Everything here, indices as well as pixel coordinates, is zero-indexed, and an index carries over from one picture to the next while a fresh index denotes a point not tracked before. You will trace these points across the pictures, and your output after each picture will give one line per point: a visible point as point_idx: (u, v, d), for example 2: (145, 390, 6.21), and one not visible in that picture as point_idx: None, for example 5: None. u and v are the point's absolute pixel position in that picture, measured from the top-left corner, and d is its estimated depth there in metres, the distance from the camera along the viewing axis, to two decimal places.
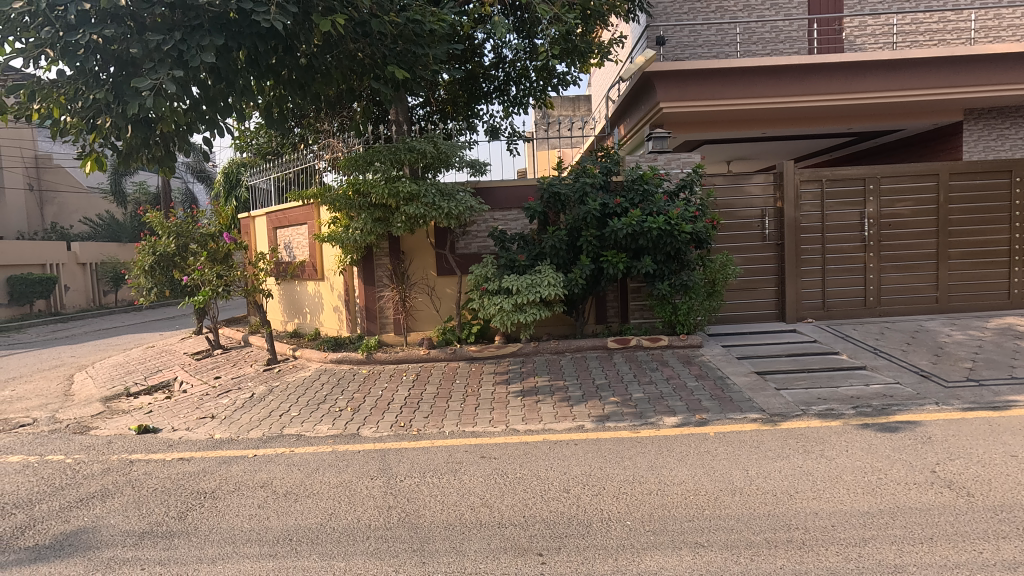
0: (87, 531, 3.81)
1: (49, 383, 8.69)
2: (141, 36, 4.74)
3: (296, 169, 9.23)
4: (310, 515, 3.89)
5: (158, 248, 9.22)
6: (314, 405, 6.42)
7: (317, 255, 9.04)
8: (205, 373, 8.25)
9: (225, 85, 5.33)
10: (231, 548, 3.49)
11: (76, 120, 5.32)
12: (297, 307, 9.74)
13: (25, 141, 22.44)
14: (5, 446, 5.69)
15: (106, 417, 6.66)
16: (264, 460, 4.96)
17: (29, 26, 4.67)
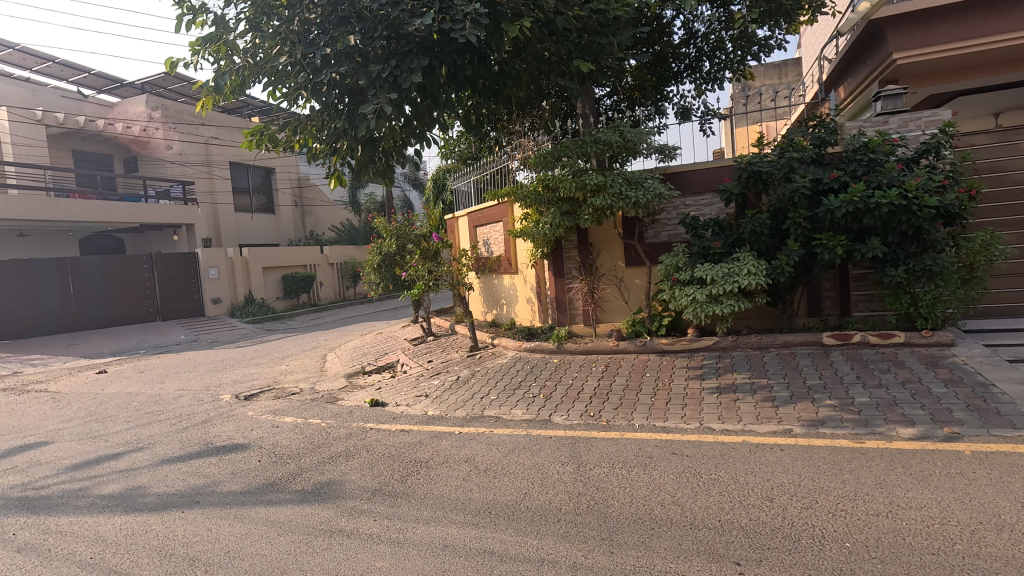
0: (335, 483, 4.66)
1: (311, 360, 10.83)
2: (366, 68, 5.53)
3: (492, 170, 9.95)
4: (506, 492, 4.19)
5: (384, 248, 10.78)
6: (510, 390, 6.88)
7: (512, 249, 9.63)
8: (420, 357, 9.41)
9: (431, 100, 5.94)
10: (441, 512, 3.94)
11: (324, 146, 6.45)
12: (495, 299, 10.52)
13: (292, 166, 28.08)
14: (282, 408, 7.26)
15: (348, 390, 8.05)
16: (467, 438, 5.48)
17: (291, 74, 5.80)
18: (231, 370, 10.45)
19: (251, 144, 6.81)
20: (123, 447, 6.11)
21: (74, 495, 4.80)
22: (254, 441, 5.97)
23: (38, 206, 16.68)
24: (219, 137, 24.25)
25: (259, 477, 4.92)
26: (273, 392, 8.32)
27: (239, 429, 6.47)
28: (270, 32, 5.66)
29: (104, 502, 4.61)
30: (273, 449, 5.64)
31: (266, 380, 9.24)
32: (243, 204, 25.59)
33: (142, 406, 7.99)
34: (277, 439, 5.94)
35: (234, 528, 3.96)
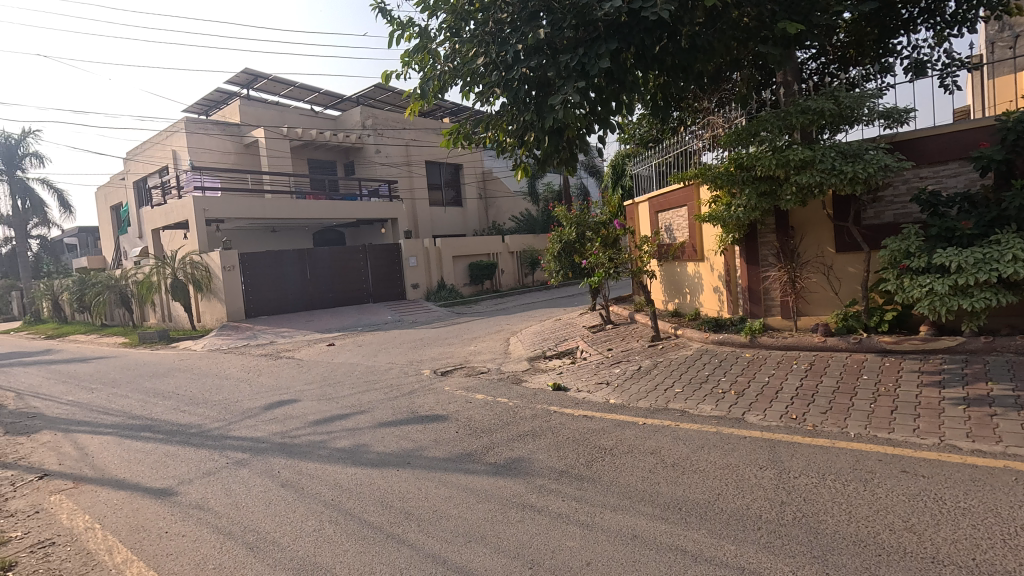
0: (524, 460, 4.92)
1: (496, 343, 11.56)
2: (555, 59, 5.64)
3: (676, 152, 9.65)
4: (698, 490, 3.99)
5: (564, 237, 10.96)
6: (696, 384, 6.53)
7: (698, 235, 9.11)
8: (600, 344, 9.43)
9: (618, 84, 5.84)
10: (630, 502, 3.91)
11: (512, 140, 6.69)
12: (678, 287, 10.06)
13: (477, 161, 30.12)
14: (474, 386, 7.88)
15: (531, 373, 8.43)
16: (652, 430, 5.34)
17: (485, 74, 6.14)
18: (429, 348, 11.66)
19: (449, 143, 7.31)
20: (350, 409, 7.22)
21: (317, 445, 5.81)
22: (451, 413, 6.58)
23: (286, 207, 20.40)
24: (417, 139, 27.01)
25: (458, 446, 5.41)
26: (465, 370, 9.08)
27: (438, 401, 7.18)
28: (467, 37, 6.09)
29: (338, 454, 5.50)
30: (468, 422, 6.15)
31: (458, 358, 10.11)
32: (436, 198, 28.22)
33: (362, 376, 9.33)
34: (471, 414, 6.47)
35: (439, 490, 4.43)
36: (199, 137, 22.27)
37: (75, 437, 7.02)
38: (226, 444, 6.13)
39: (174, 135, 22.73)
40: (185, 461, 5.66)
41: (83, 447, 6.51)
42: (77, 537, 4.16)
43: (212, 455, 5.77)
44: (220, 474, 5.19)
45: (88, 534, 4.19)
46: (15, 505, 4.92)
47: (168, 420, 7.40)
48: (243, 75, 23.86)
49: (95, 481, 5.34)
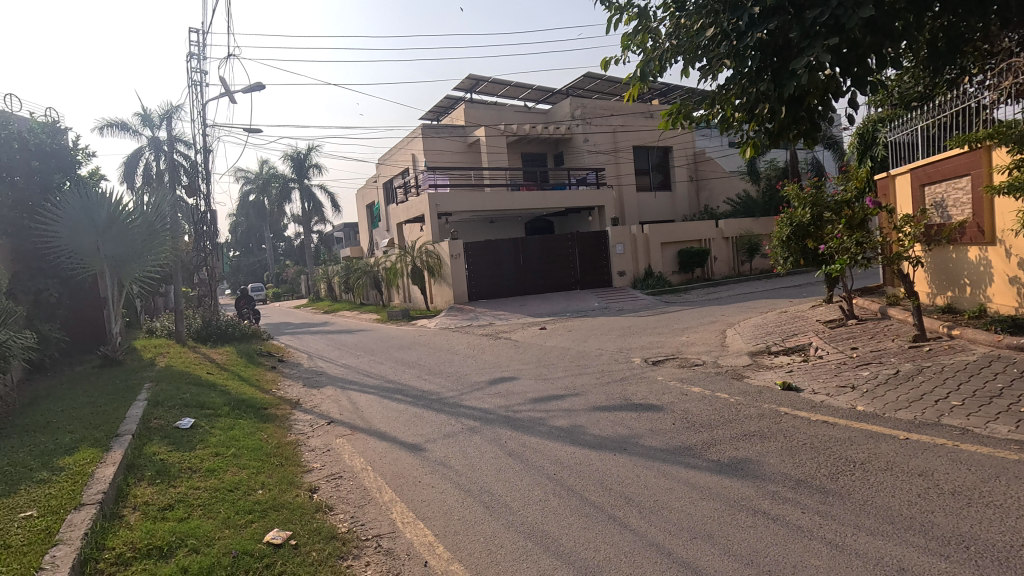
0: (752, 462, 4.54)
1: (711, 334, 10.88)
2: (800, 16, 4.97)
3: (957, 109, 7.95)
4: (994, 529, 3.20)
5: (795, 219, 9.66)
6: (984, 398, 5.23)
7: (987, 212, 7.32)
8: (840, 342, 8.19)
9: (882, 34, 4.91)
10: (892, 528, 3.33)
11: (741, 115, 6.01)
12: (951, 277, 8.21)
13: (688, 142, 28.57)
14: (689, 378, 7.54)
15: (754, 369, 7.73)
16: (919, 448, 4.46)
17: (711, 47, 5.67)
18: (638, 336, 11.51)
19: (667, 124, 6.72)
20: (565, 390, 7.52)
21: (537, 422, 6.19)
22: (667, 404, 6.40)
23: (502, 199, 22.03)
24: (625, 124, 26.73)
25: (676, 439, 5.24)
26: (678, 360, 8.74)
27: (652, 391, 7.05)
28: (693, 9, 5.77)
29: (557, 432, 5.78)
30: (685, 415, 5.91)
31: (670, 349, 9.77)
32: (644, 184, 27.59)
33: (574, 359, 9.65)
34: (688, 406, 6.21)
35: (659, 481, 4.35)
36: (432, 141, 25.33)
37: (349, 393, 8.65)
38: (460, 412, 6.91)
39: (413, 140, 26.22)
40: (430, 422, 6.54)
41: (355, 402, 7.99)
42: (356, 475, 5.13)
43: (450, 420, 6.56)
44: (457, 438, 5.88)
45: (363, 473, 5.13)
46: (314, 442, 6.26)
47: (414, 386, 8.64)
48: (467, 81, 26.36)
49: (365, 431, 6.51)
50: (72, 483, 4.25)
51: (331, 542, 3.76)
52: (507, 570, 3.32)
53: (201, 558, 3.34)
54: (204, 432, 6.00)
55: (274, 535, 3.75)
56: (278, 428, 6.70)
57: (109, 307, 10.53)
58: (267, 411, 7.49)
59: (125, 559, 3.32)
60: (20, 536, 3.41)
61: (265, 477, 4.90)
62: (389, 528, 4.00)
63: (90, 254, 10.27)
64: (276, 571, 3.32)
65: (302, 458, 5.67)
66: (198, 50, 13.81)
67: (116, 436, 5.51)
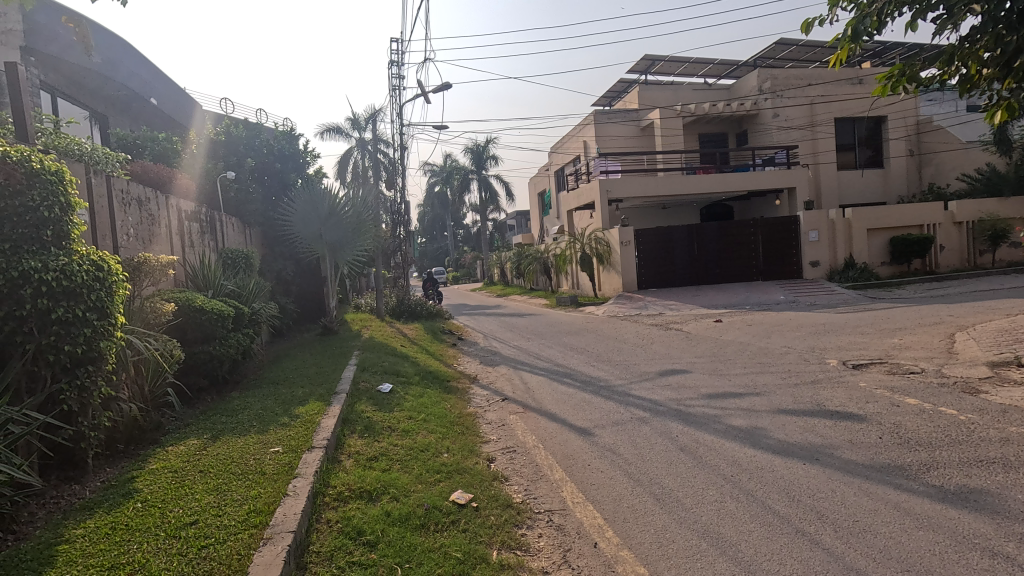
0: (990, 494, 3.75)
1: (933, 338, 9.16)
2: None
3: None
4: None
5: None
6: None
7: None
8: None
9: None
10: None
11: (990, 70, 4.85)
12: None
13: (908, 109, 24.14)
14: (901, 387, 6.46)
15: (995, 383, 6.34)
16: None
17: None
18: (834, 335, 10.18)
19: (884, 90, 5.65)
20: (745, 389, 6.98)
21: (712, 419, 5.86)
22: (872, 414, 5.57)
23: (676, 183, 21.01)
24: (825, 94, 23.54)
25: (885, 455, 4.56)
26: (886, 366, 7.54)
27: (852, 398, 6.20)
28: None
29: (735, 433, 5.41)
30: (897, 429, 5.09)
31: (877, 352, 8.46)
32: (847, 161, 24.08)
33: (754, 356, 8.88)
34: (900, 420, 5.34)
35: (860, 499, 3.84)
36: (604, 126, 25.12)
37: (520, 373, 9.09)
38: (629, 401, 6.84)
39: (585, 127, 26.25)
40: (598, 409, 6.59)
41: (526, 382, 8.39)
42: (529, 450, 5.39)
43: (619, 408, 6.54)
44: (627, 427, 5.84)
45: (535, 451, 5.38)
46: (490, 416, 6.73)
47: (582, 372, 8.77)
48: (643, 62, 25.50)
49: (536, 411, 6.79)
50: (305, 428, 5.17)
51: (507, 509, 4.03)
52: (680, 565, 3.24)
53: (401, 506, 3.83)
54: (400, 398, 6.81)
55: (459, 496, 4.13)
56: (460, 400, 7.34)
57: (328, 285, 12.49)
58: (449, 383, 8.26)
59: (344, 496, 3.94)
60: (271, 465, 4.26)
61: (449, 442, 5.42)
62: (560, 505, 4.15)
63: (315, 240, 12.26)
64: (461, 527, 3.66)
65: (481, 429, 6.13)
66: (398, 58, 15.46)
67: (335, 394, 6.54)
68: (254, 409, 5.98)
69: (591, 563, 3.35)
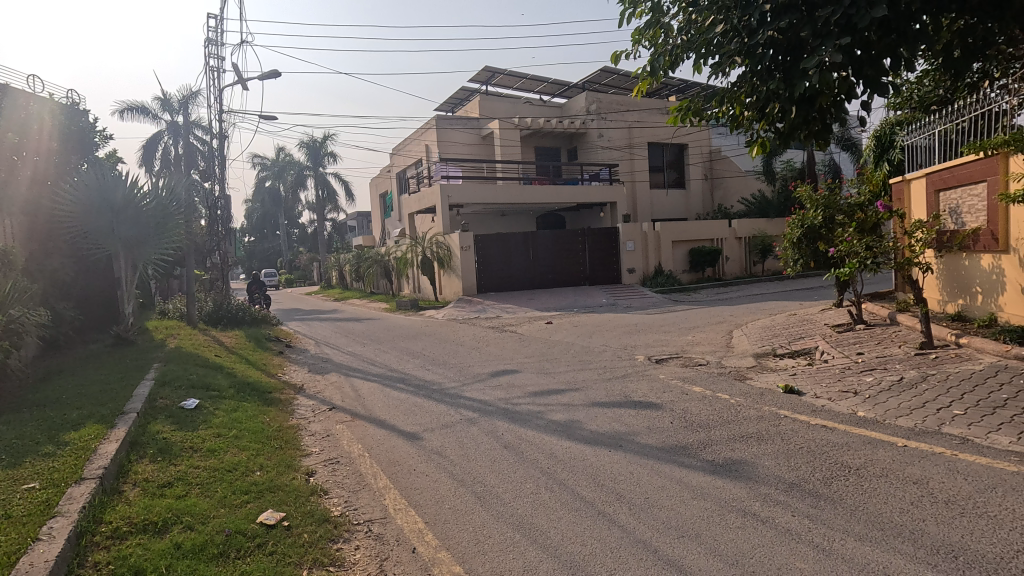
0: (747, 463, 4.53)
1: (717, 334, 10.81)
2: (811, 16, 4.78)
3: (974, 115, 7.98)
4: (986, 540, 3.18)
5: (807, 221, 9.53)
6: (988, 408, 5.19)
7: (1003, 221, 7.37)
8: (847, 347, 8.10)
9: (895, 36, 4.72)
10: (882, 535, 3.31)
11: (750, 113, 5.84)
12: (963, 285, 8.29)
13: (703, 140, 28.28)
14: (691, 377, 7.52)
15: (757, 371, 7.70)
16: (917, 455, 4.42)
17: (722, 44, 5.49)
18: (643, 334, 11.48)
19: (675, 120, 6.55)
20: (565, 385, 7.54)
21: (535, 415, 6.22)
22: (667, 403, 6.39)
23: (514, 191, 21.98)
24: (641, 120, 26.50)
25: (673, 437, 5.24)
26: (681, 359, 8.71)
27: (652, 389, 7.03)
28: (704, 5, 5.51)
29: (554, 427, 5.81)
30: (684, 414, 5.90)
31: (675, 347, 9.74)
32: (658, 181, 27.39)
33: (577, 355, 9.65)
34: (687, 406, 6.19)
35: (651, 478, 4.37)
36: (446, 132, 25.38)
37: (351, 381, 8.72)
38: (460, 403, 6.96)
39: (427, 131, 26.24)
40: (429, 412, 6.60)
41: (358, 389, 8.09)
42: (353, 460, 5.20)
43: (449, 410, 6.63)
44: (454, 428, 5.94)
45: (360, 459, 5.21)
46: (314, 427, 6.35)
47: (416, 376, 8.71)
48: (484, 73, 26.25)
49: (365, 419, 6.57)
50: (75, 458, 4.37)
51: (323, 525, 3.83)
52: (493, 560, 3.36)
53: (195, 535, 3.42)
54: (208, 414, 6.11)
55: (268, 516, 3.82)
56: (282, 412, 6.82)
57: (123, 288, 10.70)
58: (271, 395, 7.62)
59: (121, 532, 3.41)
60: (21, 507, 3.53)
61: (264, 459, 4.98)
62: (381, 514, 4.06)
63: (105, 236, 10.45)
64: (268, 550, 3.39)
65: (302, 442, 5.75)
66: (215, 37, 13.91)
67: (121, 414, 5.63)
68: (6, 438, 4.90)
69: (407, 569, 3.33)
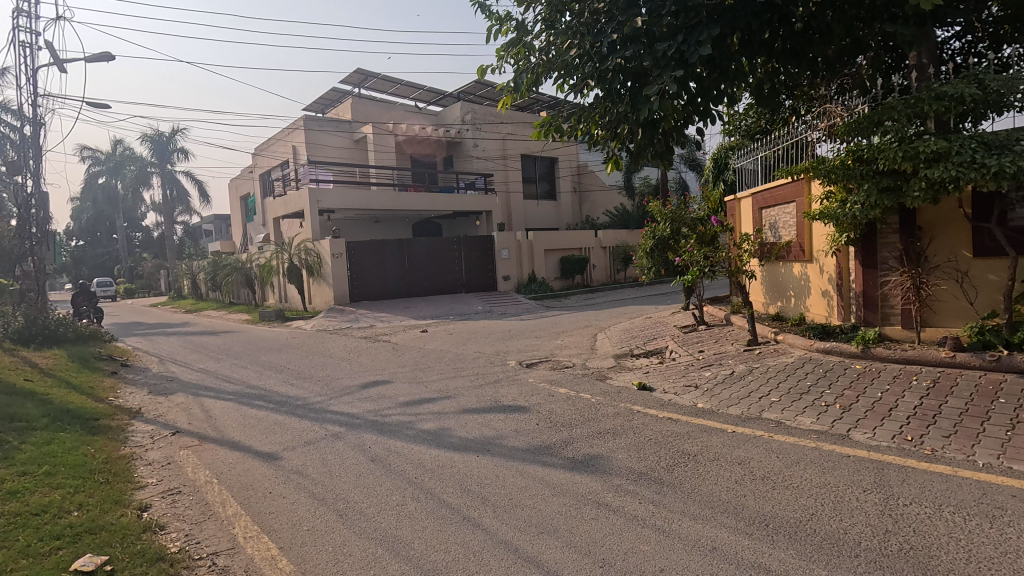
0: (603, 457, 4.86)
1: (583, 338, 11.47)
2: (651, 48, 5.29)
3: (786, 144, 9.26)
4: (789, 507, 3.73)
5: (658, 233, 10.58)
6: (796, 394, 6.10)
7: (807, 235, 8.73)
8: (691, 346, 9.05)
9: (720, 73, 5.36)
10: (711, 512, 3.74)
11: (604, 132, 6.30)
12: (781, 290, 9.68)
13: (572, 154, 29.93)
14: (558, 380, 7.88)
15: (616, 370, 8.30)
16: (742, 439, 5.05)
17: (578, 66, 5.89)
18: (515, 339, 11.82)
19: (539, 135, 6.89)
20: (437, 393, 7.52)
21: (404, 426, 6.12)
22: (534, 405, 6.64)
23: (389, 198, 21.51)
24: (514, 133, 27.36)
25: (538, 438, 5.46)
26: (550, 363, 9.11)
27: (521, 393, 7.26)
28: (563, 29, 5.91)
29: (424, 436, 5.76)
30: (549, 415, 6.17)
31: (544, 351, 10.16)
32: (531, 192, 28.45)
33: (451, 362, 9.67)
34: (552, 407, 6.49)
35: (516, 479, 4.51)
36: (315, 133, 24.15)
37: (201, 401, 7.91)
38: (325, 417, 6.63)
39: (294, 131, 24.75)
40: (290, 430, 6.20)
41: (208, 410, 7.35)
42: (199, 488, 4.72)
43: (313, 426, 6.28)
44: (318, 445, 5.64)
45: (207, 487, 4.74)
46: (153, 455, 5.66)
47: (278, 392, 8.14)
48: (356, 74, 25.44)
49: (215, 442, 5.99)
50: None
51: (156, 564, 3.42)
52: None
53: None
54: (11, 450, 5.17)
55: (84, 562, 3.32)
56: (111, 441, 5.99)
57: None
58: (98, 422, 6.65)
59: None
60: None
61: (83, 496, 4.33)
62: (228, 544, 3.73)
63: None
64: None
65: (135, 473, 5.10)
66: (27, 8, 11.90)
67: None
68: None
69: None
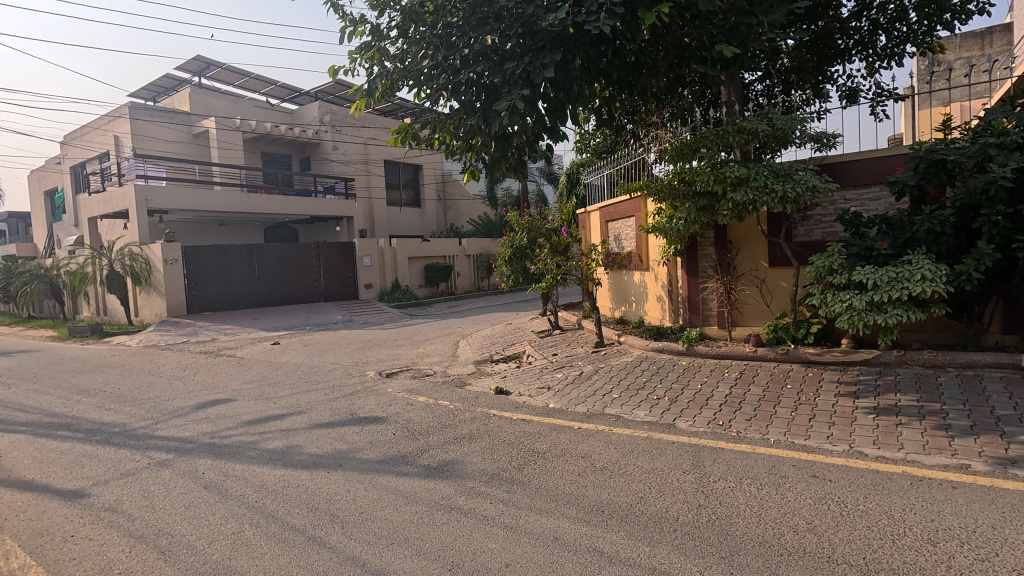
0: (458, 462, 4.93)
1: (445, 345, 11.51)
2: (501, 66, 5.52)
3: (626, 163, 10.10)
4: (621, 493, 4.12)
5: (516, 242, 11.04)
6: (633, 390, 6.74)
7: (645, 246, 9.69)
8: (546, 349, 9.55)
9: (564, 94, 5.72)
10: (555, 504, 3.98)
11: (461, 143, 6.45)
12: (624, 295, 10.61)
13: (437, 163, 29.98)
14: (417, 388, 7.82)
15: (476, 376, 8.46)
16: (586, 434, 5.45)
17: (432, 77, 6.00)
18: (375, 349, 11.50)
19: (397, 142, 6.87)
20: (287, 409, 7.05)
21: (246, 447, 5.64)
22: (391, 415, 6.52)
23: (236, 199, 19.72)
24: (376, 137, 26.69)
25: (393, 448, 5.37)
26: (410, 371, 9.01)
27: (379, 403, 7.09)
28: (417, 38, 5.98)
29: (268, 455, 5.36)
30: (406, 425, 6.10)
31: (405, 360, 10.03)
32: (394, 198, 27.92)
33: (303, 375, 9.12)
34: (409, 416, 6.42)
35: (368, 492, 4.39)
36: (143, 124, 21.35)
37: None
38: (149, 444, 5.86)
39: (117, 120, 21.68)
40: (104, 461, 5.39)
41: None
42: None
43: (134, 455, 5.53)
44: (139, 476, 4.97)
45: None
46: None
47: (90, 419, 7.04)
48: (195, 62, 23.01)
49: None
50: None
51: None
52: None
53: None
54: None
55: None
56: None
57: None
58: None
59: None
60: None
61: None
62: None
63: None
64: None
65: None
66: None
67: None
68: None
69: None
